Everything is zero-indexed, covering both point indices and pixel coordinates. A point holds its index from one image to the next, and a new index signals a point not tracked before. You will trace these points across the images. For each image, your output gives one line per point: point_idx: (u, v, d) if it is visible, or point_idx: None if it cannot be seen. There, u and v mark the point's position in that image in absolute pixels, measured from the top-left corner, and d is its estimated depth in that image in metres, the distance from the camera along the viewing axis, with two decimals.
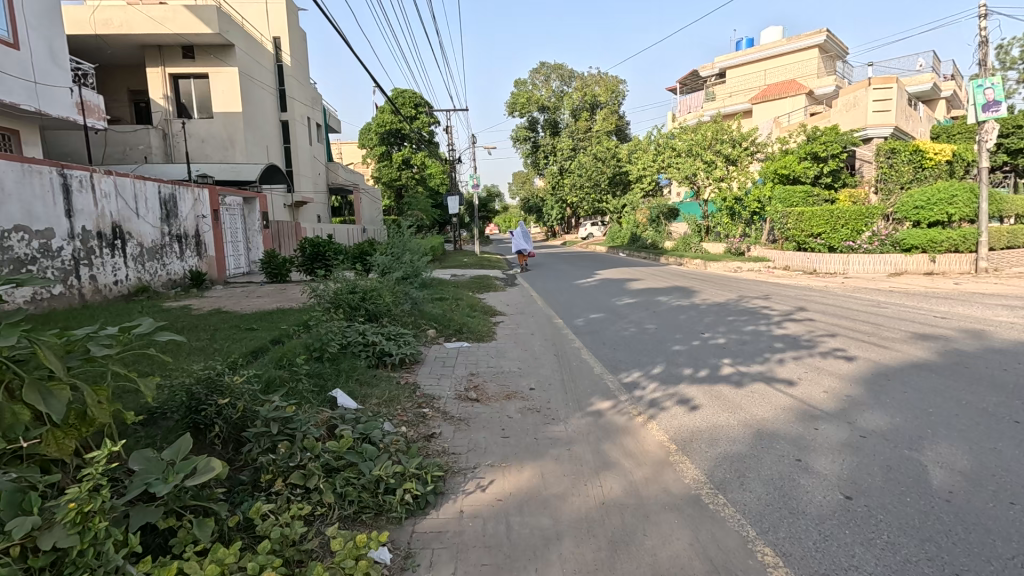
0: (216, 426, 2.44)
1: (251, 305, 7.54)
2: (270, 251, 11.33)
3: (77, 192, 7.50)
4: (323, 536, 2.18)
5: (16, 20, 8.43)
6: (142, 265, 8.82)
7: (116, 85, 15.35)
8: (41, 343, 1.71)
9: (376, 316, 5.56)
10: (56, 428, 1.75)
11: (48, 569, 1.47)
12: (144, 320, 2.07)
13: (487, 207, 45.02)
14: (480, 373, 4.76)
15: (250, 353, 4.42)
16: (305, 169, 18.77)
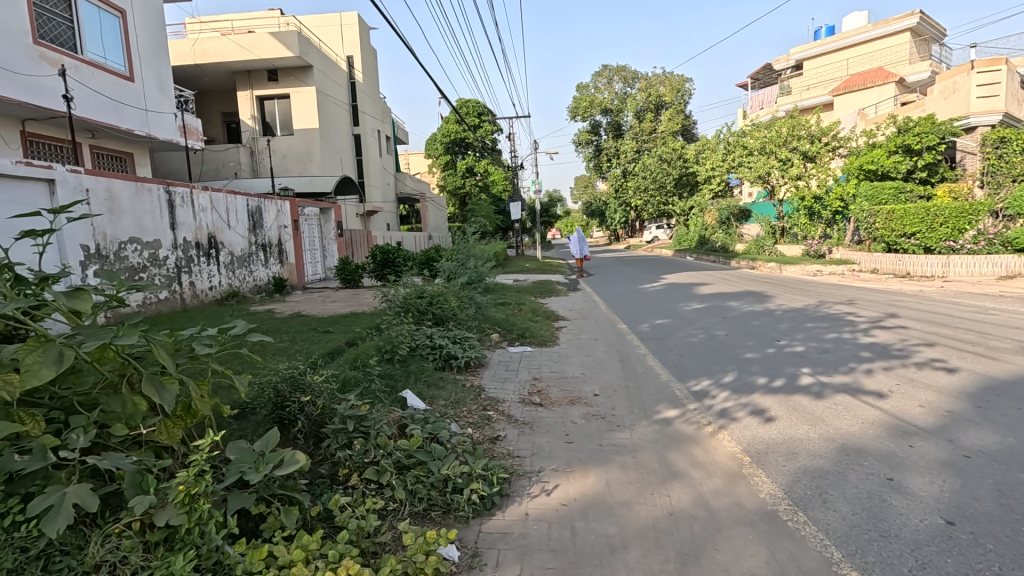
0: (299, 421, 2.63)
1: (327, 309, 8.00)
2: (344, 258, 11.95)
3: (179, 207, 8.32)
4: (395, 530, 2.27)
5: (132, 56, 9.54)
6: (233, 272, 9.64)
7: (212, 109, 16.82)
8: (156, 340, 1.92)
9: (442, 320, 5.73)
10: (167, 418, 1.95)
11: (162, 543, 1.64)
12: (239, 322, 2.26)
13: (548, 212, 45.10)
14: (543, 377, 4.78)
15: (328, 354, 4.71)
16: (375, 179, 19.70)
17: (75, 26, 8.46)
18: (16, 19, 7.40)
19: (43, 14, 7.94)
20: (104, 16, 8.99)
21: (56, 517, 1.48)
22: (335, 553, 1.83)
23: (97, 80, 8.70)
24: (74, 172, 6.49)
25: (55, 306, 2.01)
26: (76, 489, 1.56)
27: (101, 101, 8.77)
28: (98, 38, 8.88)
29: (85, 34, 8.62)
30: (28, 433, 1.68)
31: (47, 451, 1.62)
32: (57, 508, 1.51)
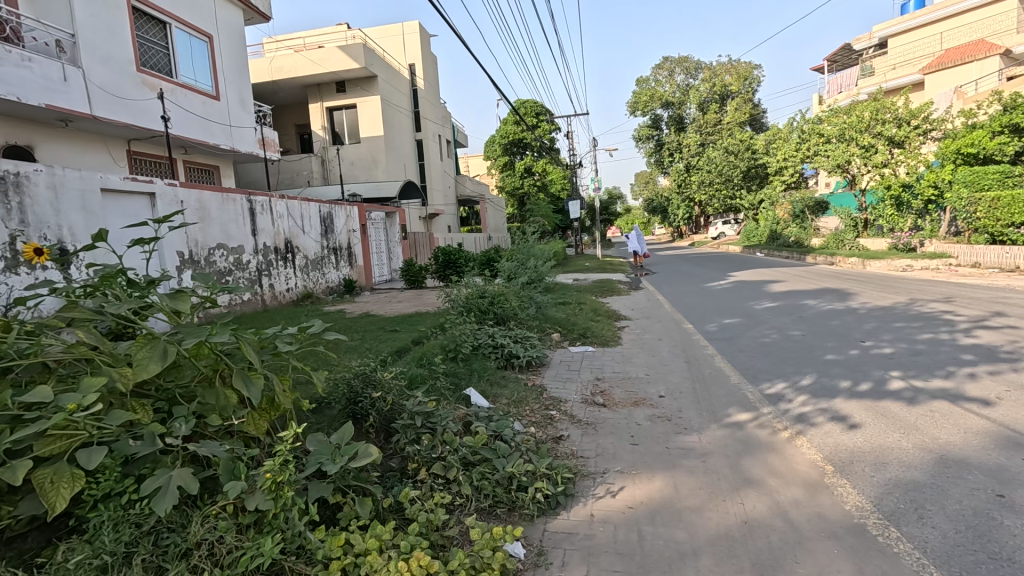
0: (371, 416, 2.75)
1: (394, 309, 8.30)
2: (408, 260, 12.34)
3: (260, 215, 8.94)
4: (463, 524, 2.32)
5: (218, 76, 10.38)
6: (308, 274, 10.23)
7: (287, 122, 17.92)
8: (244, 338, 2.07)
9: (503, 320, 5.79)
10: (254, 410, 2.11)
11: (252, 525, 1.77)
12: (316, 321, 2.40)
13: (608, 210, 44.45)
14: (606, 378, 4.70)
15: (395, 352, 4.89)
16: (437, 182, 20.22)
17: (170, 52, 9.31)
18: (122, 49, 8.25)
19: (145, 43, 8.80)
20: (194, 42, 9.84)
21: (163, 497, 1.63)
22: (407, 543, 1.89)
23: (188, 100, 9.52)
24: (171, 185, 7.17)
25: (160, 306, 2.23)
26: (180, 472, 1.72)
27: (192, 119, 9.59)
28: (189, 62, 9.73)
29: (178, 59, 9.46)
30: (138, 421, 1.86)
31: (155, 437, 1.79)
32: (164, 489, 1.66)
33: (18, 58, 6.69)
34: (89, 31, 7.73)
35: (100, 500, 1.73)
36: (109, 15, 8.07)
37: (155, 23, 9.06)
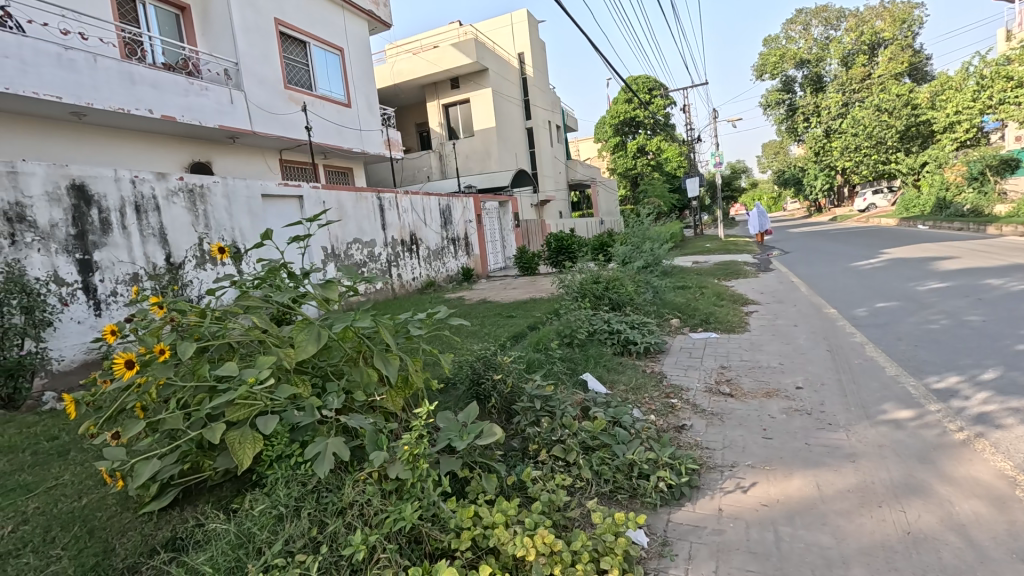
0: (492, 397, 2.89)
1: (509, 296, 8.53)
2: (522, 247, 12.58)
3: (388, 210, 9.72)
4: (584, 507, 2.33)
5: (348, 85, 11.41)
6: (430, 264, 10.93)
7: (407, 122, 19.16)
8: (382, 323, 2.29)
9: (619, 305, 5.67)
10: (392, 389, 2.33)
11: (395, 492, 1.94)
12: (441, 308, 2.58)
13: (732, 185, 41.21)
14: (733, 367, 4.39)
15: (513, 337, 5.05)
16: (547, 169, 20.29)
17: (310, 68, 10.44)
18: (273, 70, 9.42)
19: (290, 63, 9.97)
20: (329, 56, 10.93)
21: (323, 461, 1.86)
22: (531, 520, 1.95)
23: (325, 109, 10.60)
24: (315, 188, 8.10)
25: (312, 295, 2.53)
26: (334, 441, 1.94)
27: (329, 126, 10.68)
28: (325, 75, 10.84)
29: (316, 74, 10.59)
30: (300, 394, 2.15)
31: (314, 409, 2.05)
32: (323, 454, 1.90)
33: (199, 88, 7.95)
34: (248, 58, 8.93)
35: (275, 460, 2.04)
36: (262, 42, 9.25)
37: (297, 43, 10.22)
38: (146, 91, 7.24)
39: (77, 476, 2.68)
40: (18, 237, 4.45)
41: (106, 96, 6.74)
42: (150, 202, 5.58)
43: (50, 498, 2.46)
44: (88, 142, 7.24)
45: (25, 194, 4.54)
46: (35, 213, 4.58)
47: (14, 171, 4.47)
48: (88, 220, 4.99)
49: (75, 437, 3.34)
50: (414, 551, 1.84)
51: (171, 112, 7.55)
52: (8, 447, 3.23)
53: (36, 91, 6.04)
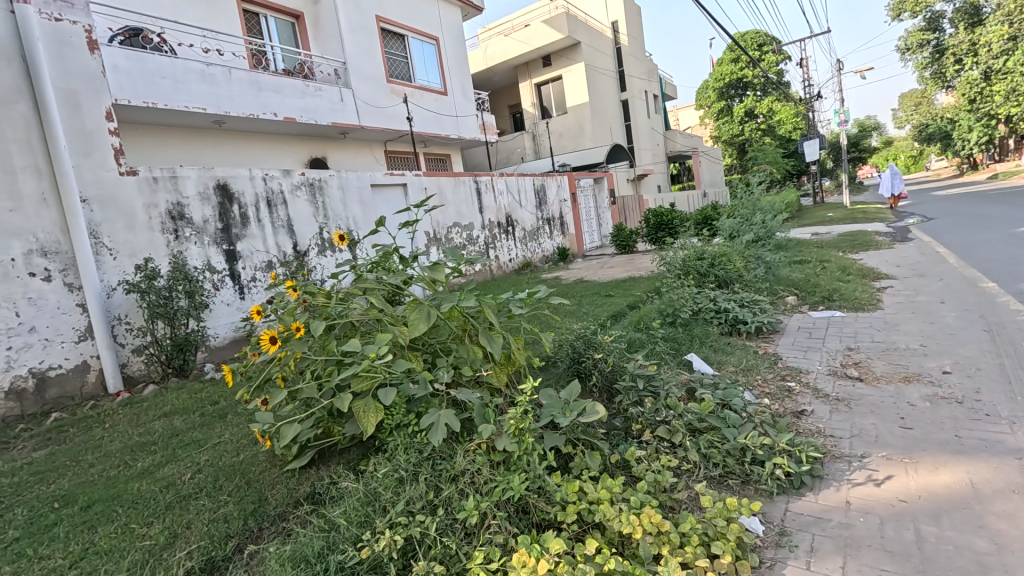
0: (594, 375, 2.90)
1: (606, 274, 8.38)
2: (619, 224, 12.27)
3: (484, 193, 9.95)
4: (692, 490, 2.26)
5: (444, 74, 11.77)
6: (526, 245, 11.07)
7: (501, 105, 19.35)
8: (485, 302, 2.39)
9: (727, 283, 5.33)
10: (496, 365, 2.42)
11: (503, 464, 2.01)
12: (542, 287, 2.62)
13: (859, 145, 36.54)
14: (862, 349, 3.95)
15: (612, 316, 4.98)
16: (644, 141, 19.41)
17: (409, 61, 10.91)
18: (376, 66, 9.97)
19: (391, 57, 10.49)
20: (425, 47, 11.34)
21: (436, 430, 1.99)
22: (636, 499, 1.94)
23: (424, 99, 11.03)
24: (418, 175, 8.53)
25: (420, 277, 2.68)
26: (445, 413, 2.07)
27: (428, 115, 11.11)
28: (422, 66, 11.27)
29: (414, 65, 11.04)
30: (415, 368, 2.30)
31: (427, 383, 2.20)
32: (436, 424, 2.03)
33: (313, 89, 8.67)
34: (354, 56, 9.53)
35: (395, 428, 2.22)
36: (366, 40, 9.81)
37: (397, 37, 10.70)
38: (270, 96, 8.03)
39: (233, 436, 3.14)
40: (180, 232, 5.24)
41: (239, 104, 7.59)
42: (279, 196, 6.23)
43: (217, 452, 2.91)
44: (227, 146, 8.22)
45: (183, 194, 5.29)
46: (191, 211, 5.34)
47: (175, 176, 5.22)
48: (230, 215, 5.71)
49: (231, 402, 3.90)
50: (523, 521, 1.92)
51: (291, 113, 8.31)
52: (182, 409, 3.87)
53: (186, 104, 6.97)
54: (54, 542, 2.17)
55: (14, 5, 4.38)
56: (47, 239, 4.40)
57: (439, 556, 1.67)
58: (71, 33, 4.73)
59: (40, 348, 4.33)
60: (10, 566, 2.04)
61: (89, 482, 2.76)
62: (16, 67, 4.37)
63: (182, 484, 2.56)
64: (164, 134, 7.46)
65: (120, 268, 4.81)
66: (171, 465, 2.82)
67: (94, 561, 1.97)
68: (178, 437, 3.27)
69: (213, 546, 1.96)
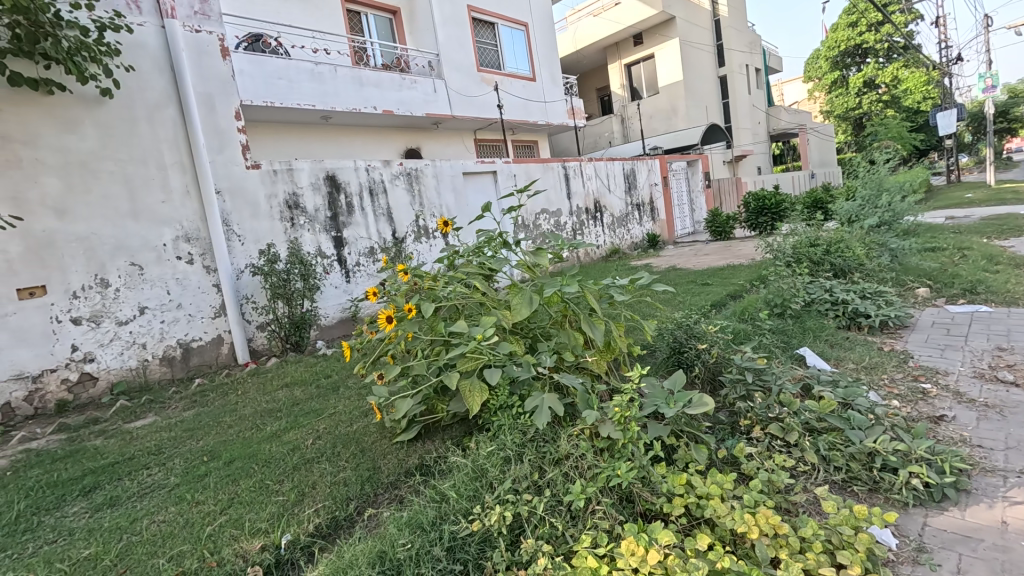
0: (696, 367, 2.77)
1: (702, 262, 7.98)
2: (714, 209, 11.60)
3: (573, 179, 9.85)
4: (811, 493, 2.10)
5: (533, 59, 11.73)
6: (614, 231, 10.83)
7: (589, 88, 18.95)
8: (587, 288, 2.35)
9: (844, 272, 4.86)
10: (597, 351, 2.38)
11: (607, 451, 1.99)
12: (645, 273, 2.53)
13: (1008, 114, 31.43)
14: (1016, 349, 3.42)
15: (712, 305, 4.73)
16: (744, 120, 18.07)
17: (499, 48, 10.99)
18: (467, 56, 10.16)
19: (481, 46, 10.64)
20: (515, 34, 11.35)
21: (541, 413, 2.01)
22: (751, 497, 1.83)
23: (513, 85, 11.08)
24: (507, 162, 8.60)
25: (520, 262, 2.70)
26: (549, 397, 2.08)
27: (516, 102, 11.14)
28: (512, 53, 11.30)
29: (504, 53, 11.11)
30: (517, 352, 2.33)
31: (530, 365, 2.21)
32: (540, 407, 2.05)
33: (409, 82, 9.03)
34: (446, 48, 9.77)
35: (499, 408, 2.28)
36: (458, 30, 10.00)
37: (487, 26, 10.81)
38: (371, 90, 8.47)
39: (346, 407, 3.41)
40: (295, 220, 5.73)
41: (343, 100, 8.09)
42: (380, 185, 6.59)
43: (333, 422, 3.18)
44: (333, 139, 8.82)
45: (298, 185, 5.77)
46: (304, 201, 5.81)
47: (291, 169, 5.70)
48: (338, 203, 6.13)
49: (341, 377, 4.24)
50: (627, 509, 1.89)
51: (389, 106, 8.71)
52: (301, 381, 4.27)
53: (297, 102, 7.55)
54: (206, 490, 2.50)
55: (164, 20, 4.95)
56: (190, 226, 5.02)
57: (547, 536, 1.69)
58: (208, 42, 5.27)
59: (185, 322, 4.96)
60: (174, 507, 2.38)
61: (229, 440, 3.14)
62: (166, 75, 4.96)
63: (305, 448, 2.83)
64: (281, 130, 8.16)
65: (248, 253, 5.37)
66: (295, 431, 3.12)
67: (239, 509, 2.24)
68: (299, 406, 3.61)
69: (336, 507, 2.15)
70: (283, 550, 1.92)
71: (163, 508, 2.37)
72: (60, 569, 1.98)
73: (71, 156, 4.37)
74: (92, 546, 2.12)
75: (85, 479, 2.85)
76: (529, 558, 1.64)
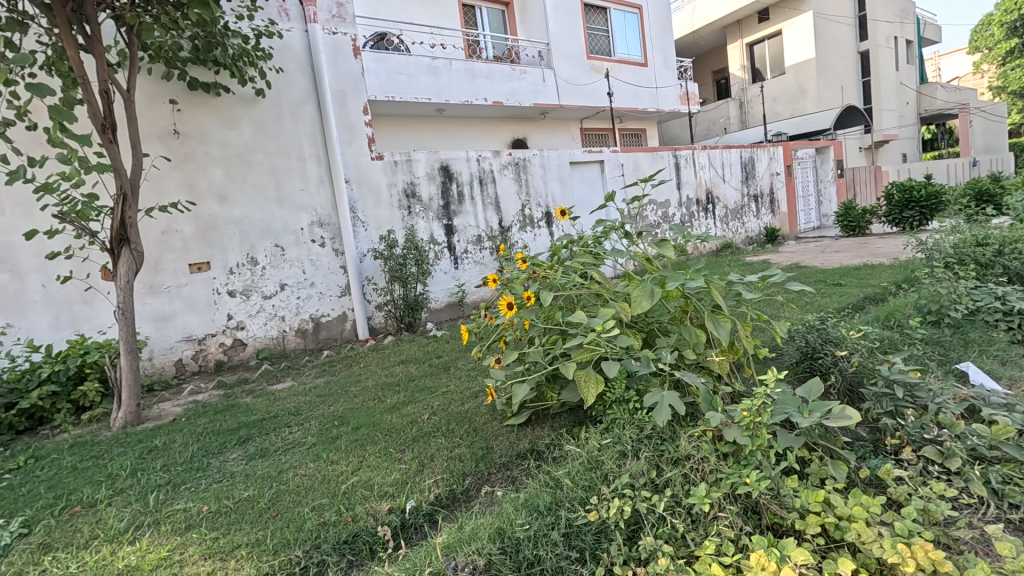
0: (832, 375, 2.52)
1: (833, 259, 7.19)
2: (848, 201, 10.41)
3: (684, 168, 9.36)
4: (978, 531, 1.82)
5: (646, 43, 11.26)
6: (727, 224, 10.14)
7: (704, 71, 17.85)
8: (713, 282, 2.22)
9: (1021, 276, 4.12)
10: (721, 350, 2.25)
11: (731, 456, 1.88)
12: (778, 270, 2.33)
13: None
14: None
15: (848, 308, 4.26)
16: (888, 100, 15.90)
17: (610, 34, 10.71)
18: (578, 43, 10.02)
19: (593, 32, 10.44)
20: (628, 17, 10.98)
21: (661, 409, 1.95)
22: (904, 526, 1.63)
23: (623, 72, 10.76)
24: (615, 151, 8.37)
25: (639, 254, 2.61)
26: (669, 394, 2.01)
27: (626, 88, 10.80)
28: (624, 39, 10.96)
29: (615, 39, 10.80)
30: (635, 346, 2.27)
31: (649, 361, 2.14)
32: (660, 404, 1.99)
33: (519, 73, 9.13)
34: (558, 36, 9.71)
35: (614, 402, 2.26)
36: (570, 17, 9.89)
37: (599, 11, 10.57)
38: (482, 83, 8.69)
39: (458, 387, 3.58)
40: (412, 208, 6.08)
41: (457, 92, 8.39)
42: (489, 175, 6.76)
43: (446, 400, 3.35)
44: (447, 132, 9.20)
45: (415, 175, 6.10)
46: (420, 190, 6.14)
47: (410, 160, 6.04)
48: (450, 192, 6.40)
49: (450, 358, 4.45)
50: (752, 520, 1.77)
51: (498, 97, 8.88)
52: (414, 359, 4.56)
53: (416, 96, 7.95)
54: (338, 451, 2.76)
55: (307, 25, 5.46)
56: (323, 213, 5.53)
57: (666, 536, 1.65)
58: (343, 43, 5.73)
59: (317, 299, 5.51)
60: (313, 463, 2.67)
61: (355, 408, 3.45)
62: (307, 75, 5.48)
63: (423, 422, 3.02)
64: (401, 124, 8.69)
65: (370, 238, 5.81)
66: (412, 405, 3.34)
67: (368, 472, 2.45)
68: (414, 382, 3.86)
69: (454, 480, 2.27)
70: (408, 514, 2.07)
71: (304, 462, 2.67)
72: (227, 505, 2.31)
73: (232, 150, 5.02)
74: (250, 489, 2.45)
75: (239, 431, 3.28)
76: (648, 555, 1.60)
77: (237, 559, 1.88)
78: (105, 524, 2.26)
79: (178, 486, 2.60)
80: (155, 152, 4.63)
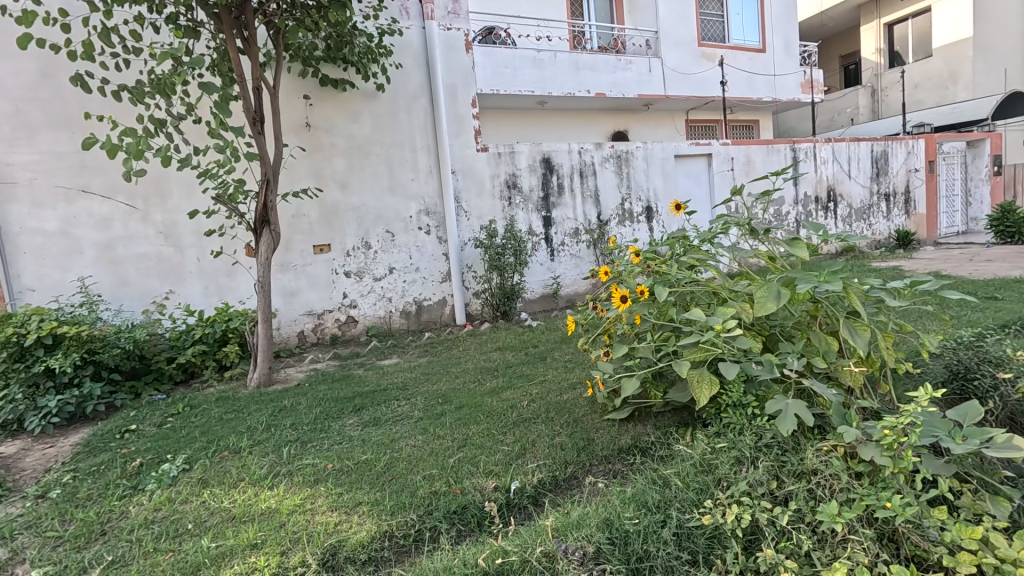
0: (990, 401, 2.20)
1: (984, 269, 6.25)
2: (1005, 203, 8.97)
3: (803, 162, 8.61)
4: None
5: (765, 27, 10.45)
6: (850, 225, 9.19)
7: (831, 57, 16.21)
8: (851, 287, 2.03)
9: None
10: (857, 362, 2.06)
11: (866, 475, 1.73)
12: (931, 277, 2.06)
13: None
14: None
15: (1009, 325, 3.68)
16: None
17: (725, 19, 10.08)
18: (689, 30, 9.56)
19: (706, 18, 9.89)
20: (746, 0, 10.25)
21: (785, 419, 1.84)
22: None
23: (737, 59, 10.09)
24: (725, 144, 7.90)
25: (761, 253, 2.45)
26: (796, 403, 1.88)
27: (740, 77, 10.12)
28: (740, 23, 10.26)
29: (731, 23, 10.15)
30: (756, 349, 2.14)
31: (773, 366, 2.02)
32: (784, 413, 1.88)
33: (625, 63, 8.90)
34: (667, 23, 9.33)
35: (730, 406, 2.16)
36: (682, 3, 9.45)
37: None
38: (587, 74, 8.58)
39: (556, 377, 3.62)
40: (512, 200, 6.20)
41: (561, 84, 8.37)
42: (591, 168, 6.69)
43: (544, 388, 3.40)
44: (549, 125, 9.23)
45: (517, 167, 6.20)
46: (522, 181, 6.24)
47: (513, 152, 6.15)
48: (550, 184, 6.43)
49: (546, 348, 4.49)
50: (889, 549, 1.62)
51: (602, 89, 8.72)
52: (510, 346, 4.67)
53: (520, 89, 8.06)
54: (444, 427, 2.92)
55: (425, 22, 5.73)
56: (430, 202, 5.81)
57: (788, 551, 1.55)
58: (456, 38, 5.92)
59: (421, 283, 5.82)
60: (421, 435, 2.84)
61: (458, 388, 3.61)
62: (422, 70, 5.76)
63: (522, 407, 3.09)
64: (504, 117, 8.86)
65: (472, 227, 6.02)
66: (511, 390, 3.43)
67: (472, 449, 2.56)
68: (512, 369, 3.96)
69: (556, 467, 2.31)
70: (512, 494, 2.14)
71: (413, 434, 2.86)
72: (348, 465, 2.54)
73: (354, 141, 5.43)
74: (368, 453, 2.67)
75: (354, 400, 3.57)
76: (769, 568, 1.52)
77: (360, 513, 2.07)
78: (249, 469, 2.58)
79: (305, 443, 2.90)
80: (290, 143, 5.13)
